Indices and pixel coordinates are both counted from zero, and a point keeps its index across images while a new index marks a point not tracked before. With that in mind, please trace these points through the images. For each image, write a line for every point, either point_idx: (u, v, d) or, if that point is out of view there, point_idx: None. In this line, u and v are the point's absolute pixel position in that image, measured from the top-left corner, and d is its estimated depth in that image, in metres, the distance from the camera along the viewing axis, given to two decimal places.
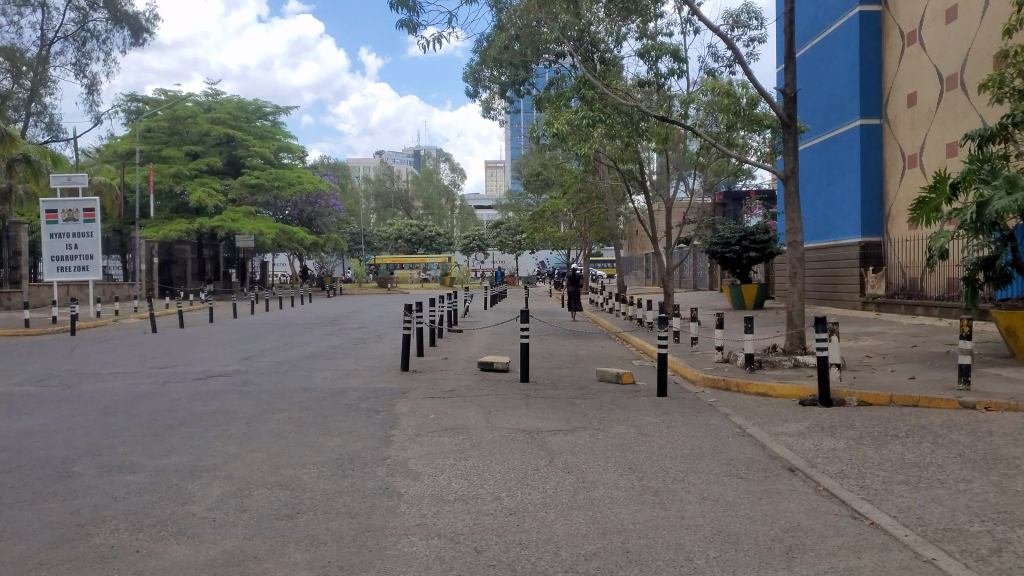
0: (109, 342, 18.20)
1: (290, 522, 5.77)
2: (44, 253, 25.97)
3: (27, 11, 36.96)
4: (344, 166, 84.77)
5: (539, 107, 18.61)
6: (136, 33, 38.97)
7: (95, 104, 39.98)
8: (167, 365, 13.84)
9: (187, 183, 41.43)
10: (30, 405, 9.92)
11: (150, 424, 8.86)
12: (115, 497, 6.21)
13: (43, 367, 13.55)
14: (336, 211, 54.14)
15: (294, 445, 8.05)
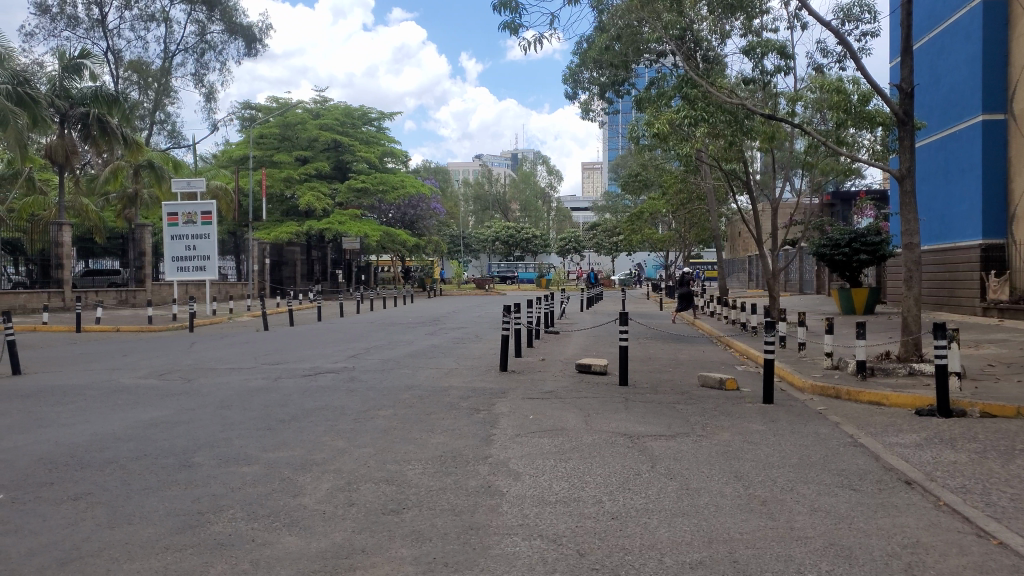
0: (225, 339, 19.12)
1: (396, 517, 5.90)
2: (166, 255, 27.49)
3: (152, 25, 39.19)
4: (443, 169, 86.10)
5: (641, 107, 18.39)
6: (249, 43, 40.76)
7: (212, 112, 42.03)
8: (278, 361, 14.41)
9: (297, 187, 43.14)
10: (154, 398, 10.50)
11: (264, 418, 9.24)
12: (232, 487, 6.50)
13: (166, 361, 14.33)
14: (436, 214, 55.05)
15: (398, 441, 8.23)
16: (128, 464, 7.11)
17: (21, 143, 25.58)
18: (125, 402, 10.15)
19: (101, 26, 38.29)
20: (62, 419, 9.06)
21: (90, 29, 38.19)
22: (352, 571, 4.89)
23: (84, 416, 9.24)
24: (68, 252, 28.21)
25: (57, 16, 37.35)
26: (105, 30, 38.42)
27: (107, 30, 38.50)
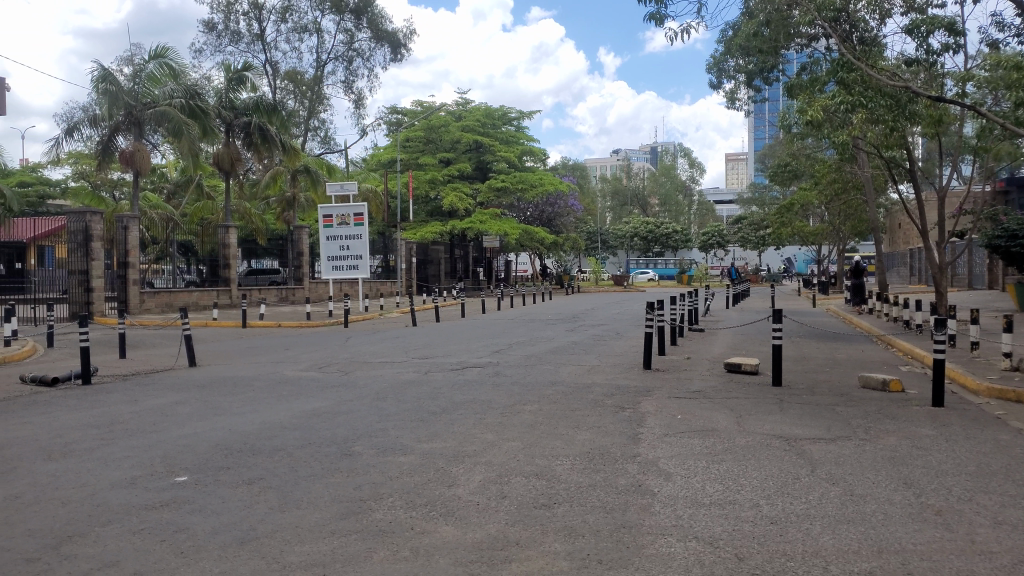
0: (376, 334, 19.88)
1: (548, 512, 5.92)
2: (322, 255, 28.90)
3: (306, 36, 41.29)
4: (581, 166, 85.85)
5: (792, 95, 17.63)
6: (395, 49, 42.20)
7: (361, 117, 43.80)
8: (427, 356, 14.82)
9: (440, 188, 44.41)
10: (314, 389, 11.08)
11: (416, 410, 9.53)
12: (391, 476, 6.73)
13: (323, 355, 15.05)
14: (575, 211, 55.06)
15: (546, 436, 8.26)
16: (294, 452, 7.51)
17: (194, 152, 27.68)
18: (289, 393, 10.75)
19: (261, 40, 40.73)
20: (234, 408, 9.69)
21: (251, 43, 40.69)
22: (507, 563, 4.94)
23: (254, 406, 9.86)
24: (234, 252, 30.24)
25: (222, 32, 40.06)
26: (263, 43, 40.84)
27: (265, 43, 40.90)
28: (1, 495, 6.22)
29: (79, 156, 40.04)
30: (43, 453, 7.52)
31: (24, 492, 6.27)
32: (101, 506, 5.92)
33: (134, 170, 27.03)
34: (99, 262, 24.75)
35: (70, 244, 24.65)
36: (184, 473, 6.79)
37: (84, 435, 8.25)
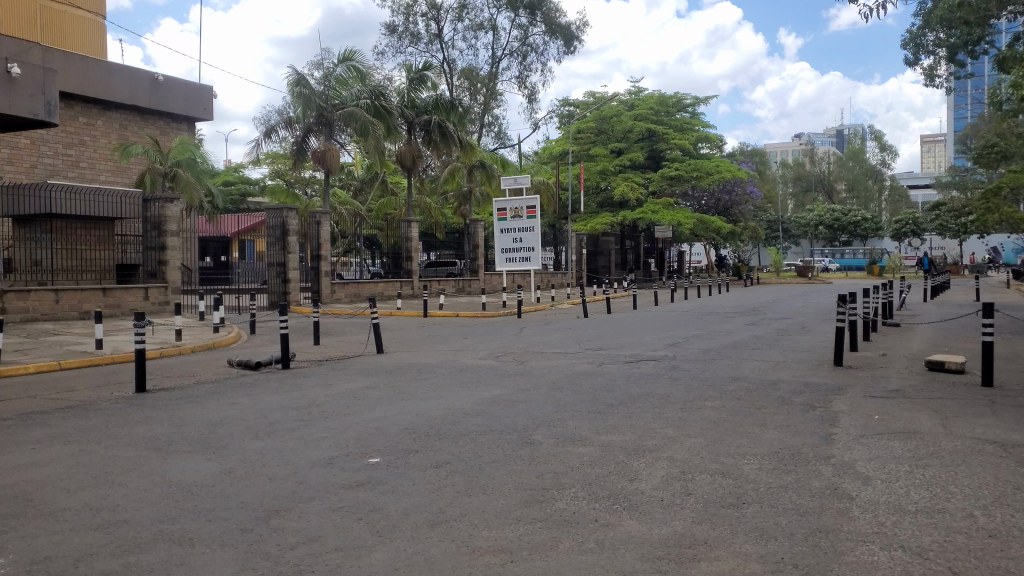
0: (550, 324, 20.02)
1: (737, 512, 5.69)
2: (496, 247, 29.48)
3: (481, 33, 42.27)
4: (760, 151, 82.37)
5: (1003, 68, 16.03)
6: (568, 42, 42.35)
7: (534, 111, 44.37)
8: (601, 347, 14.74)
9: (612, 178, 44.19)
10: (493, 377, 11.31)
11: (594, 401, 9.49)
12: (572, 466, 6.73)
13: (500, 345, 15.33)
14: (753, 199, 52.98)
15: (731, 434, 7.96)
16: (478, 438, 7.70)
17: (379, 150, 29.14)
18: (469, 381, 11.04)
19: (438, 39, 42.12)
20: (419, 394, 10.07)
21: (429, 43, 42.16)
22: (696, 562, 4.79)
23: (437, 392, 10.19)
24: (415, 245, 31.52)
25: (402, 34, 41.77)
26: (441, 43, 42.20)
27: (443, 42, 42.26)
28: (217, 469, 6.77)
29: (276, 158, 43.19)
30: (251, 431, 8.14)
31: (236, 467, 6.80)
32: (304, 483, 6.31)
33: (326, 168, 28.75)
34: (295, 255, 26.52)
35: (270, 238, 26.63)
36: (376, 454, 7.12)
37: (287, 416, 8.85)
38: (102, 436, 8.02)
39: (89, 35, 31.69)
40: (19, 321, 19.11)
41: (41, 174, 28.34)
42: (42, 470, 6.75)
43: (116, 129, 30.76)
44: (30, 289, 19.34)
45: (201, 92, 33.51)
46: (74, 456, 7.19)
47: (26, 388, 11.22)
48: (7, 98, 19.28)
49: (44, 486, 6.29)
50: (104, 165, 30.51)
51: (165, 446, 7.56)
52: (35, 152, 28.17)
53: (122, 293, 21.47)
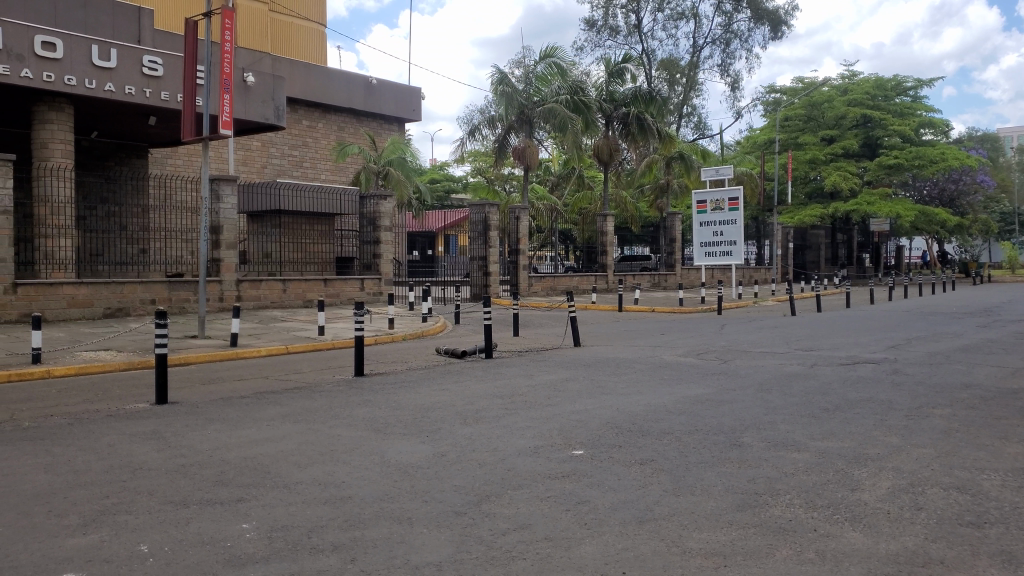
0: (755, 323, 19.20)
1: (980, 532, 5.14)
2: (695, 241, 28.67)
3: (683, 23, 41.40)
4: (993, 136, 74.63)
5: None
6: (775, 27, 40.49)
7: (737, 100, 42.90)
8: (812, 348, 13.95)
9: (822, 168, 41.81)
10: (697, 375, 11.02)
11: (807, 405, 8.96)
12: (786, 472, 6.39)
13: (702, 342, 14.92)
14: (986, 188, 48.03)
15: (965, 446, 7.24)
16: (683, 437, 7.49)
17: (577, 145, 29.36)
18: (671, 378, 10.81)
19: (638, 31, 41.71)
20: (621, 388, 9.98)
21: (628, 35, 41.84)
22: None
23: (638, 388, 10.06)
24: (611, 239, 31.53)
25: (601, 27, 41.76)
26: (640, 34, 41.76)
27: (642, 33, 41.82)
28: (430, 452, 7.07)
29: (477, 155, 44.75)
30: (460, 417, 8.43)
31: (447, 451, 7.07)
32: (512, 471, 6.44)
33: (525, 165, 29.31)
34: (496, 250, 27.28)
35: (472, 233, 27.56)
36: (581, 447, 7.12)
37: (492, 404, 9.08)
38: (327, 416, 8.65)
39: (312, 44, 34.24)
40: (252, 308, 21.02)
41: (270, 174, 31.02)
42: (276, 445, 7.35)
43: (335, 131, 33.08)
44: (262, 279, 21.21)
45: (409, 93, 35.25)
46: (303, 434, 7.78)
47: (259, 369, 12.29)
48: (242, 104, 21.30)
49: (279, 460, 6.84)
50: (324, 165, 32.90)
51: (382, 428, 7.99)
52: (265, 154, 30.87)
53: (340, 284, 23.05)
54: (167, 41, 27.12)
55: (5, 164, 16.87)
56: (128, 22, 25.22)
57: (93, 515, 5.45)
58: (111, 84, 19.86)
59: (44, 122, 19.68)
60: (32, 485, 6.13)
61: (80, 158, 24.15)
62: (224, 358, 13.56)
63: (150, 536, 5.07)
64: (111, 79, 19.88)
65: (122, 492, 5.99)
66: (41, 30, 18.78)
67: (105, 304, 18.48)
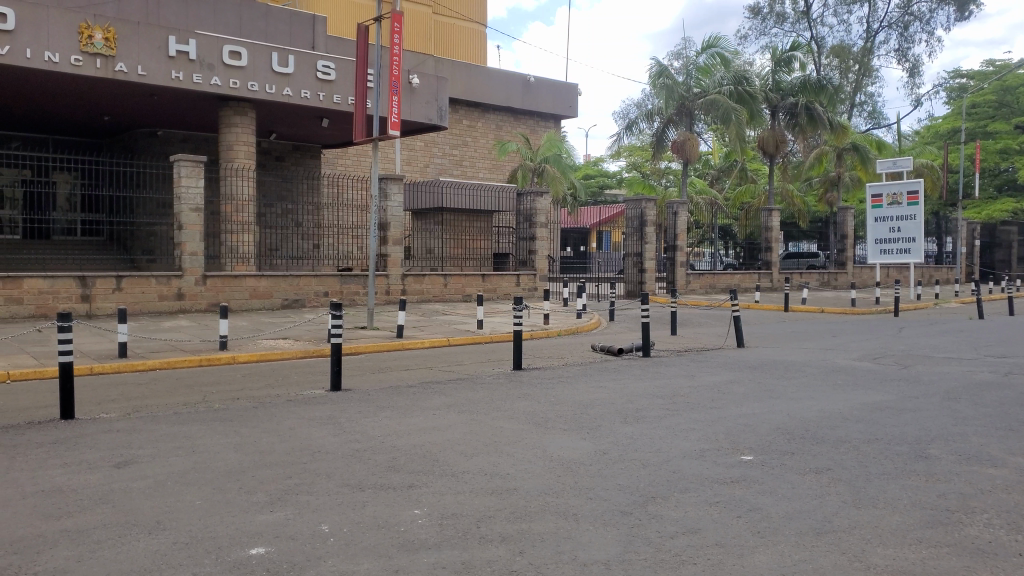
0: (937, 326, 17.81)
1: None
2: (869, 237, 27.09)
3: (856, 7, 39.16)
4: None
5: None
6: (962, 7, 37.49)
7: (916, 87, 40.14)
8: (1006, 355, 12.77)
9: (1015, 158, 38.53)
10: (873, 381, 10.36)
11: (1003, 417, 8.20)
12: (982, 489, 5.87)
13: (878, 346, 14.01)
14: None
15: None
16: (862, 446, 7.06)
17: (740, 137, 28.39)
18: (845, 383, 10.23)
19: (806, 17, 39.85)
20: (789, 393, 9.53)
21: (796, 22, 40.04)
22: None
23: (810, 393, 9.57)
24: (775, 235, 30.42)
25: (767, 15, 40.23)
26: (809, 20, 39.89)
27: (811, 19, 39.90)
28: (593, 449, 7.04)
29: (634, 150, 44.32)
30: (620, 415, 8.35)
31: (610, 449, 7.00)
32: (678, 473, 6.28)
33: (684, 158, 28.74)
34: (652, 245, 26.82)
35: (628, 229, 27.25)
36: (750, 452, 6.86)
37: (653, 404, 8.92)
38: (488, 408, 8.79)
39: (474, 44, 35.06)
40: (416, 301, 21.80)
41: (432, 172, 32.04)
42: (442, 435, 7.55)
43: (493, 129, 33.70)
44: (425, 274, 21.93)
45: (567, 89, 35.40)
46: (467, 424, 7.94)
47: (423, 361, 12.68)
48: (408, 105, 22.09)
49: (446, 449, 7.02)
50: (483, 163, 33.58)
51: (544, 422, 8.03)
52: (428, 153, 31.91)
53: (498, 279, 23.49)
54: (339, 46, 28.56)
55: (198, 165, 18.31)
56: (303, 29, 26.77)
57: (279, 494, 5.79)
58: (288, 88, 21.13)
59: (230, 126, 21.22)
60: (224, 463, 6.60)
61: (261, 159, 25.87)
62: (391, 348, 14.13)
63: (330, 517, 5.32)
64: (289, 84, 21.14)
65: (303, 473, 6.34)
66: (229, 40, 20.24)
67: (283, 296, 19.70)
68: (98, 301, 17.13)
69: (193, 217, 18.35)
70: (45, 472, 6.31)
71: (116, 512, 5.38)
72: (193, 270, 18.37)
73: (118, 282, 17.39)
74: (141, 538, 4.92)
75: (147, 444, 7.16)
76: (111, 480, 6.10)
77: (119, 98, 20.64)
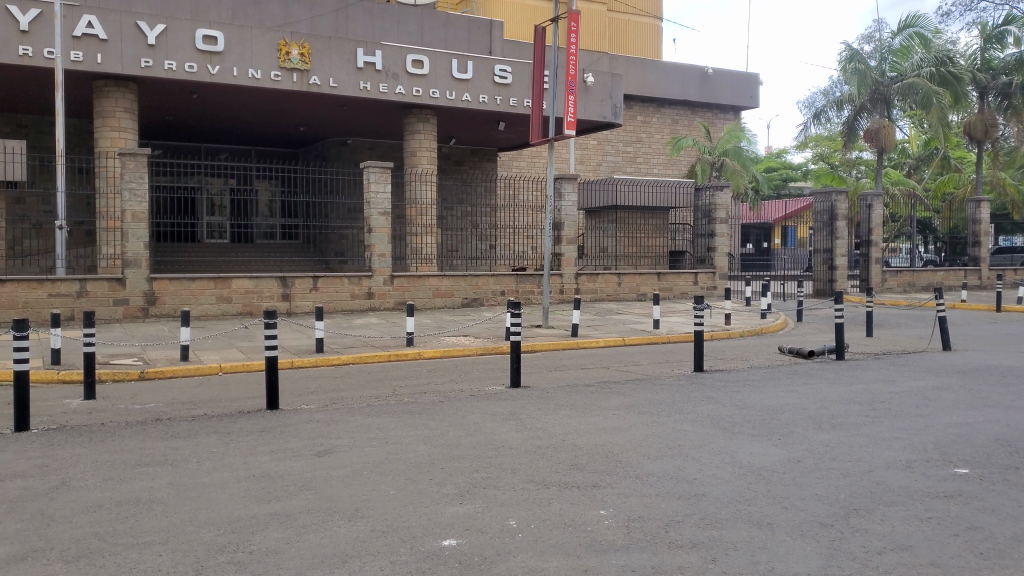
0: None
1: None
2: None
3: None
4: None
5: None
6: None
7: None
8: None
9: None
10: None
11: None
12: None
13: None
14: None
15: None
16: None
17: (944, 123, 26.18)
18: None
19: None
20: (1009, 401, 8.63)
21: None
22: None
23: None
24: (985, 229, 27.83)
25: None
26: None
27: None
28: (786, 456, 6.68)
29: (820, 140, 42.08)
30: (814, 422, 7.88)
31: (805, 457, 6.62)
32: (883, 485, 5.83)
33: (879, 147, 27.08)
34: (844, 241, 25.29)
35: (817, 224, 25.84)
36: (965, 465, 6.26)
37: (850, 410, 8.37)
38: (671, 410, 8.57)
39: (649, 39, 34.54)
40: (590, 300, 21.80)
41: (606, 171, 31.94)
42: (625, 435, 7.45)
43: (669, 124, 33.07)
44: (599, 273, 21.89)
45: (747, 80, 34.13)
46: (649, 426, 7.79)
47: (600, 359, 12.63)
48: (583, 105, 22.13)
49: (629, 450, 6.92)
50: (658, 159, 33.03)
51: (730, 426, 7.73)
52: (602, 152, 31.84)
53: (674, 278, 23.01)
54: (515, 50, 29.05)
55: (385, 170, 19.20)
56: (481, 34, 27.44)
57: (467, 487, 5.92)
58: (467, 94, 21.77)
59: (413, 133, 22.15)
60: (414, 455, 6.84)
61: (441, 163, 26.83)
62: (566, 346, 14.19)
63: (517, 512, 5.37)
64: (468, 89, 21.79)
65: (489, 467, 6.45)
66: (412, 49, 21.09)
67: (464, 295, 20.31)
68: (297, 299, 18.38)
69: (381, 220, 19.29)
70: (255, 458, 6.80)
71: (319, 499, 5.69)
72: (381, 271, 19.31)
73: (315, 282, 18.58)
74: (342, 524, 5.18)
75: (344, 435, 7.54)
76: (313, 468, 6.47)
77: (313, 109, 22.05)
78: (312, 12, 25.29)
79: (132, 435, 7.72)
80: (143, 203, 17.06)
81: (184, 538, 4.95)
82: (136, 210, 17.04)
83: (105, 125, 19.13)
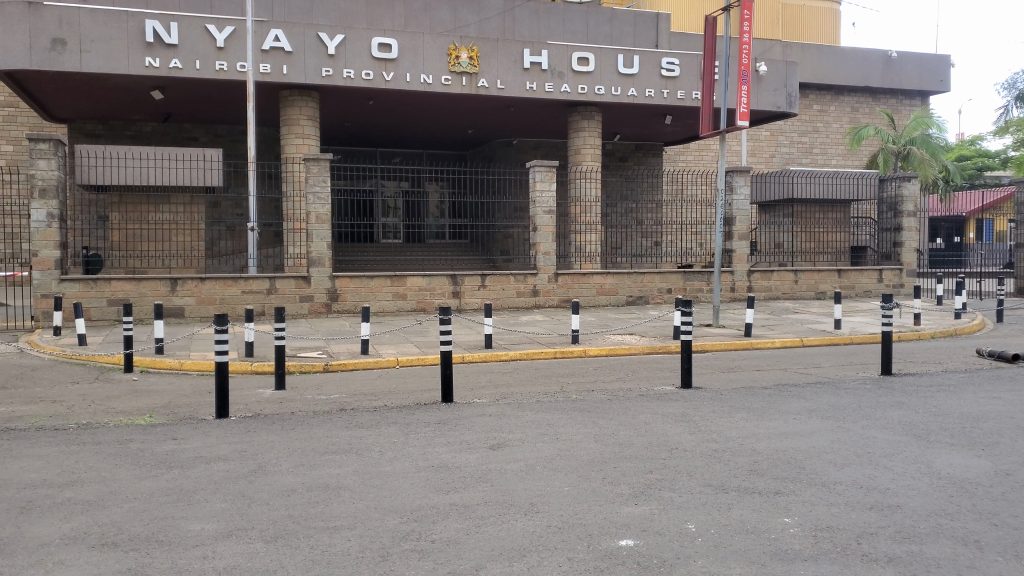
0: None
1: None
2: None
3: None
4: None
5: None
6: None
7: None
8: None
9: None
10: None
11: None
12: None
13: None
14: None
15: None
16: None
17: None
18: None
19: None
20: None
21: None
22: None
23: None
24: None
25: None
26: None
27: None
28: (992, 469, 6.11)
29: None
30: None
31: (1015, 470, 6.02)
32: None
33: None
34: None
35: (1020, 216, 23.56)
36: None
37: None
38: (858, 415, 8.07)
39: (826, 24, 32.81)
40: (764, 298, 20.98)
41: (778, 163, 30.71)
42: (807, 440, 7.08)
43: (848, 112, 31.27)
44: (773, 270, 21.01)
45: (937, 62, 31.68)
46: (833, 432, 7.37)
47: (777, 361, 12.13)
48: (755, 95, 21.31)
49: (812, 456, 6.56)
50: (835, 149, 31.36)
51: (926, 435, 7.17)
52: (774, 143, 30.65)
53: (856, 275, 21.68)
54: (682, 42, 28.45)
55: (551, 169, 19.33)
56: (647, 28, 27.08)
57: (642, 487, 5.83)
58: (634, 89, 21.53)
59: (578, 130, 22.20)
60: (586, 452, 6.82)
61: (606, 160, 26.71)
62: (738, 347, 13.71)
63: (695, 516, 5.22)
64: (634, 85, 21.56)
65: (663, 468, 6.32)
66: (578, 46, 21.10)
67: (629, 292, 20.12)
68: (467, 296, 18.89)
69: (547, 219, 19.45)
70: (433, 450, 7.02)
71: (495, 492, 5.79)
72: (546, 269, 19.48)
73: (483, 280, 19.02)
74: (518, 518, 5.23)
75: (516, 429, 7.65)
76: (488, 461, 6.59)
77: (480, 111, 22.56)
78: (480, 15, 25.89)
79: (319, 423, 8.19)
80: (326, 205, 18.08)
81: (371, 524, 5.18)
82: (320, 211, 18.09)
83: (291, 133, 20.46)
